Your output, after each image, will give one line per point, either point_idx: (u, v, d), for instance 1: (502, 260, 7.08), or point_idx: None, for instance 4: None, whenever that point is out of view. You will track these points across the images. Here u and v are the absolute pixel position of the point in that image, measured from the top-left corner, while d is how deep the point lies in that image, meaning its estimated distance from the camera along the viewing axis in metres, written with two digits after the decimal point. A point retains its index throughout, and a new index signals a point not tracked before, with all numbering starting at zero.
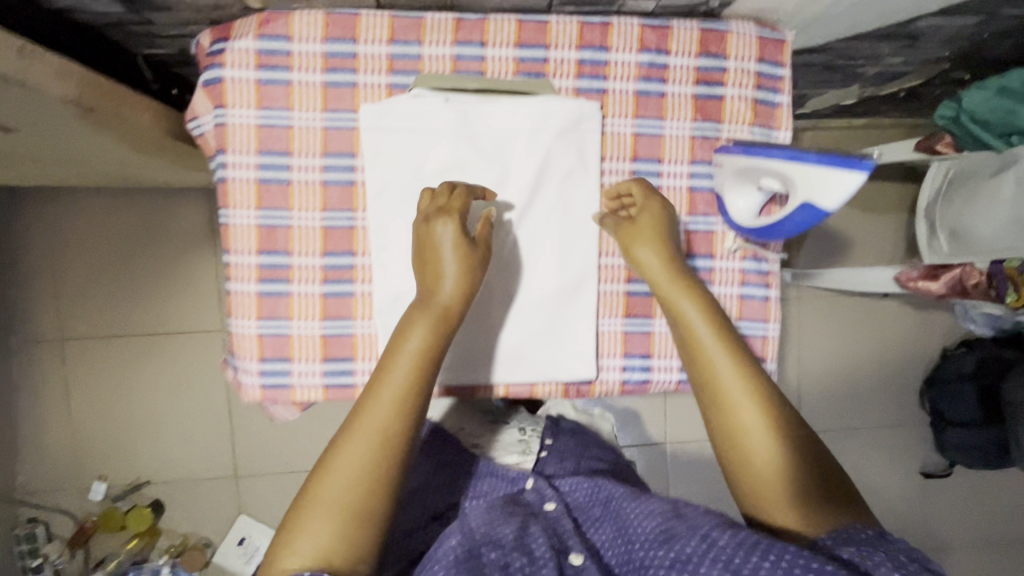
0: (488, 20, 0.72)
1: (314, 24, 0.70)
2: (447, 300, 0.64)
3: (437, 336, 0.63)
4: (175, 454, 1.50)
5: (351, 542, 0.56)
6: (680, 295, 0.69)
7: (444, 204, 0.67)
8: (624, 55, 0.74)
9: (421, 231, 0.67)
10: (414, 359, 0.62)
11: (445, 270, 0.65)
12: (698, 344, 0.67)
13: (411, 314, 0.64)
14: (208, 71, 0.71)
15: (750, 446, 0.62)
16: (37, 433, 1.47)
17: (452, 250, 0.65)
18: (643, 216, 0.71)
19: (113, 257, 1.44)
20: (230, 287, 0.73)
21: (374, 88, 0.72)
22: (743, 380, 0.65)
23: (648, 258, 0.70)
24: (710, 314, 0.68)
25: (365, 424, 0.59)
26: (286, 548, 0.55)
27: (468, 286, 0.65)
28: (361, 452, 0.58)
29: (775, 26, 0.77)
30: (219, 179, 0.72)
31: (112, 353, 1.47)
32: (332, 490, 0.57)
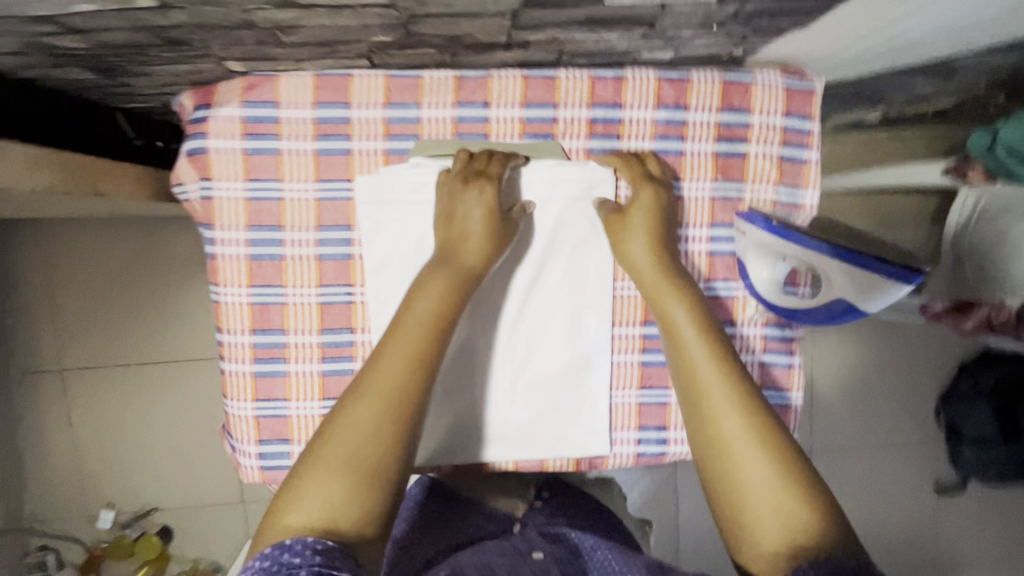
0: (492, 77, 0.67)
1: (303, 87, 0.65)
2: (471, 261, 0.60)
3: (453, 295, 0.58)
4: (187, 478, 1.35)
5: (365, 503, 0.47)
6: (667, 296, 0.61)
7: (480, 168, 0.63)
8: (639, 111, 0.68)
9: (449, 188, 0.62)
10: (431, 317, 0.56)
11: (470, 228, 0.61)
12: (682, 347, 0.59)
13: (430, 271, 0.59)
14: (192, 140, 0.66)
15: (735, 460, 0.53)
16: (40, 459, 1.31)
17: (479, 212, 0.61)
18: (634, 211, 0.65)
19: (118, 272, 1.28)
20: (224, 366, 0.70)
21: (370, 154, 0.67)
22: (730, 386, 0.56)
23: (637, 254, 0.64)
24: (697, 311, 0.60)
25: (372, 382, 0.52)
26: (292, 506, 0.47)
27: (491, 242, 0.61)
28: (370, 412, 0.50)
29: (804, 74, 0.71)
30: (209, 255, 0.68)
31: (113, 385, 1.31)
32: (344, 444, 0.49)
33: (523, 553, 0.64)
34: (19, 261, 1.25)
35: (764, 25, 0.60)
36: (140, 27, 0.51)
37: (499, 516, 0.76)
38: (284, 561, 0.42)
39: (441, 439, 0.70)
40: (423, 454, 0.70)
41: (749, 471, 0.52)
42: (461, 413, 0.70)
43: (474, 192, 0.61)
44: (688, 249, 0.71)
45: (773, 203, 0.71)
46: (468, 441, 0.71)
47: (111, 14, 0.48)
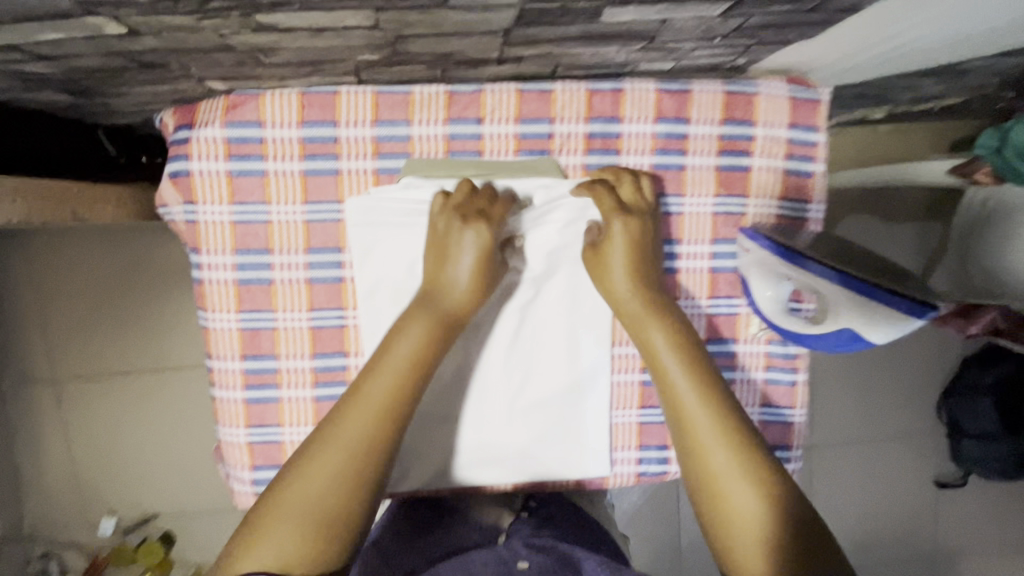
0: (485, 91, 0.64)
1: (288, 106, 0.62)
2: (453, 307, 0.58)
3: (429, 343, 0.55)
4: (187, 486, 1.26)
5: (321, 556, 0.47)
6: (649, 324, 0.59)
7: (485, 208, 0.59)
8: (639, 125, 0.66)
9: (439, 224, 0.60)
10: (404, 364, 0.54)
11: (458, 276, 0.58)
12: (665, 378, 0.58)
13: (412, 310, 0.57)
14: (174, 161, 0.63)
15: (723, 494, 0.53)
16: (38, 475, 1.24)
17: (472, 255, 0.58)
18: (609, 246, 0.61)
19: (114, 275, 1.22)
20: (215, 393, 0.68)
21: (359, 174, 0.64)
22: (716, 418, 0.55)
23: (617, 284, 0.61)
24: (679, 340, 0.58)
25: (338, 431, 0.51)
26: (247, 553, 0.46)
27: (479, 291, 0.59)
28: (335, 462, 0.49)
29: (809, 82, 0.68)
30: (196, 280, 0.66)
31: (110, 394, 1.24)
32: (301, 495, 0.48)
33: (508, 563, 0.58)
34: (11, 263, 1.20)
35: (768, 37, 0.57)
36: (112, 52, 0.49)
37: (485, 525, 0.70)
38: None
39: (437, 463, 0.69)
40: (420, 478, 0.69)
41: (729, 507, 0.52)
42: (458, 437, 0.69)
43: (473, 232, 0.58)
44: (689, 266, 0.69)
45: (776, 218, 0.69)
46: (466, 465, 0.70)
47: (81, 42, 0.46)
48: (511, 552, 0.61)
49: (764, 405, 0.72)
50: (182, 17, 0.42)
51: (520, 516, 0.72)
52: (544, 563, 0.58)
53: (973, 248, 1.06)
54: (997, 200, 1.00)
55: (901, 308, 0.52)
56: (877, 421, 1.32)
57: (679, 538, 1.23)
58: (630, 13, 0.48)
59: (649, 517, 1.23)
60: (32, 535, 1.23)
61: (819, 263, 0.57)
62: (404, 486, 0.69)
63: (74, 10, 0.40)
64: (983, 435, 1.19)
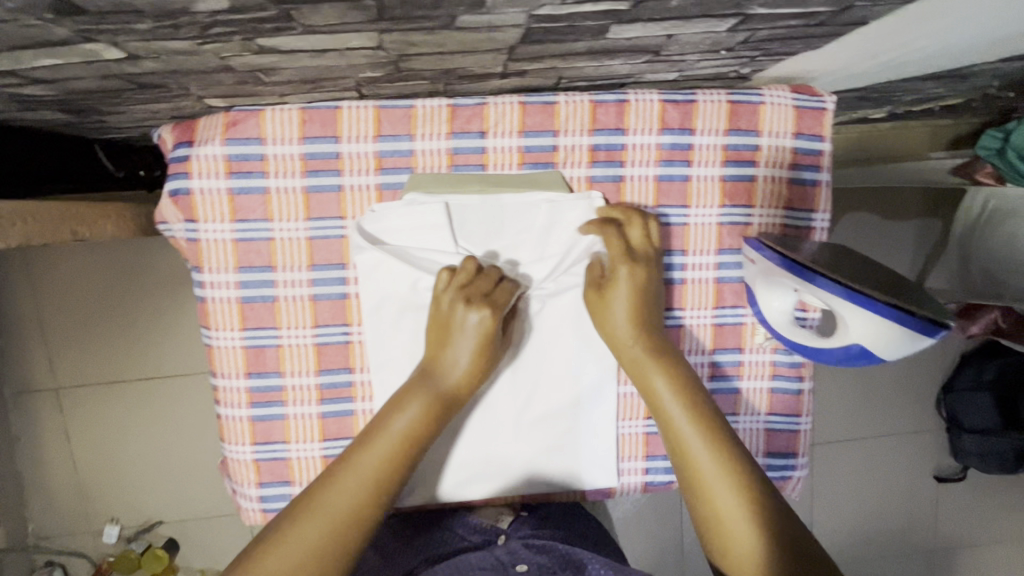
0: (488, 104, 0.63)
1: (289, 122, 0.62)
2: (452, 388, 0.58)
3: (427, 418, 0.56)
4: (190, 493, 1.25)
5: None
6: (651, 371, 0.59)
7: (488, 292, 0.60)
8: (643, 137, 0.65)
9: (441, 313, 0.60)
10: (400, 437, 0.54)
11: (459, 359, 0.58)
12: (668, 424, 0.58)
13: (407, 388, 0.57)
14: (174, 179, 0.62)
15: (730, 542, 0.53)
16: (39, 484, 1.21)
17: (470, 343, 0.58)
18: (614, 291, 0.61)
19: (111, 280, 1.17)
20: (220, 411, 0.68)
21: (362, 190, 0.64)
22: (721, 467, 0.54)
23: (620, 331, 0.61)
24: (682, 387, 0.58)
25: (328, 499, 0.51)
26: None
27: (473, 377, 0.59)
28: (319, 531, 0.49)
29: (815, 89, 0.67)
30: (199, 299, 0.66)
31: (110, 403, 1.21)
32: (279, 562, 0.47)
33: (505, 567, 0.55)
34: (2, 270, 1.15)
35: (774, 48, 0.57)
36: (110, 75, 0.48)
37: (483, 527, 0.68)
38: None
39: (445, 477, 0.69)
40: (427, 492, 0.69)
41: (736, 556, 0.52)
42: (466, 452, 0.69)
43: (476, 317, 0.58)
44: (695, 277, 0.69)
45: (782, 227, 0.69)
46: (473, 479, 0.69)
47: (78, 67, 0.45)
48: (509, 555, 0.58)
49: (771, 413, 0.72)
50: (182, 42, 0.42)
51: (519, 517, 0.71)
52: (545, 564, 0.56)
53: (975, 248, 1.06)
54: (998, 201, 1.00)
55: (912, 326, 0.53)
56: (880, 419, 1.32)
57: (681, 537, 1.24)
58: (637, 30, 0.48)
59: (651, 518, 1.23)
60: (36, 544, 1.22)
61: (828, 278, 0.57)
62: (412, 500, 0.69)
63: (73, 38, 0.39)
64: (979, 430, 1.20)
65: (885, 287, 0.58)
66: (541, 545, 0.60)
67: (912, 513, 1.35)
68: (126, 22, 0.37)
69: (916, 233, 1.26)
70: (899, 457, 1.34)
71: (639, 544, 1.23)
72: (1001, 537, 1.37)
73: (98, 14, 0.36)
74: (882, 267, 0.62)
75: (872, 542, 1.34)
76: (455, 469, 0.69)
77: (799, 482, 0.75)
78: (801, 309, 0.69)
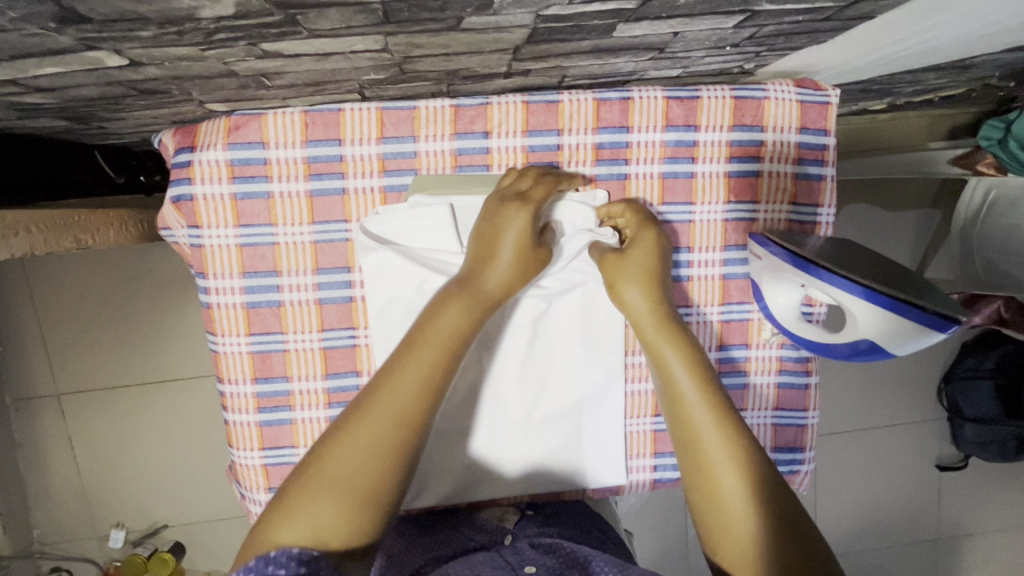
0: (492, 104, 0.63)
1: (291, 126, 0.61)
2: (494, 288, 0.56)
3: (469, 320, 0.54)
4: (193, 497, 1.24)
5: (358, 525, 0.45)
6: (660, 340, 0.58)
7: (524, 190, 0.59)
8: (647, 134, 0.65)
9: (491, 207, 0.59)
10: (443, 341, 0.52)
11: (503, 254, 0.57)
12: (675, 392, 0.57)
13: (448, 293, 0.55)
14: (176, 185, 0.62)
15: (727, 517, 0.52)
16: (44, 490, 1.21)
17: (512, 242, 0.57)
18: (632, 253, 0.61)
19: (111, 286, 1.16)
20: (227, 417, 0.68)
21: (366, 193, 0.63)
22: (725, 440, 0.54)
23: (635, 301, 0.59)
24: (692, 361, 0.57)
25: (380, 401, 0.48)
26: (281, 521, 0.44)
27: (518, 277, 0.57)
28: (374, 431, 0.47)
29: (819, 84, 0.67)
30: (203, 305, 0.65)
31: (113, 408, 1.20)
32: (339, 463, 0.46)
33: (514, 567, 0.56)
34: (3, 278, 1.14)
35: (779, 43, 0.57)
36: (111, 82, 0.47)
37: (489, 526, 0.66)
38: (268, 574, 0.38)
39: (453, 478, 0.69)
40: (437, 493, 0.69)
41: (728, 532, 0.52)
42: (474, 453, 0.69)
43: (514, 217, 0.57)
44: (700, 274, 0.69)
45: (787, 222, 0.69)
46: (482, 479, 0.70)
47: (79, 74, 0.44)
48: (518, 557, 0.58)
49: (778, 408, 0.73)
50: (186, 48, 0.41)
51: (524, 515, 0.70)
52: (552, 565, 0.55)
53: (977, 239, 1.05)
54: (1001, 191, 1.00)
55: (920, 320, 0.52)
56: (881, 410, 1.33)
57: (686, 530, 1.24)
58: (643, 28, 0.47)
59: (655, 512, 1.24)
60: (41, 551, 1.22)
61: (838, 274, 0.56)
62: (421, 502, 0.69)
63: (75, 46, 0.39)
64: (981, 418, 1.20)
65: (896, 281, 0.58)
66: (549, 545, 0.61)
67: (914, 502, 1.36)
68: (130, 29, 0.37)
69: (916, 224, 1.27)
70: (900, 447, 1.34)
71: (643, 538, 1.24)
72: (1003, 524, 1.38)
73: (101, 22, 0.35)
74: (887, 261, 0.63)
75: (874, 531, 1.36)
76: (464, 468, 0.69)
77: (806, 476, 0.75)
78: (806, 304, 0.69)
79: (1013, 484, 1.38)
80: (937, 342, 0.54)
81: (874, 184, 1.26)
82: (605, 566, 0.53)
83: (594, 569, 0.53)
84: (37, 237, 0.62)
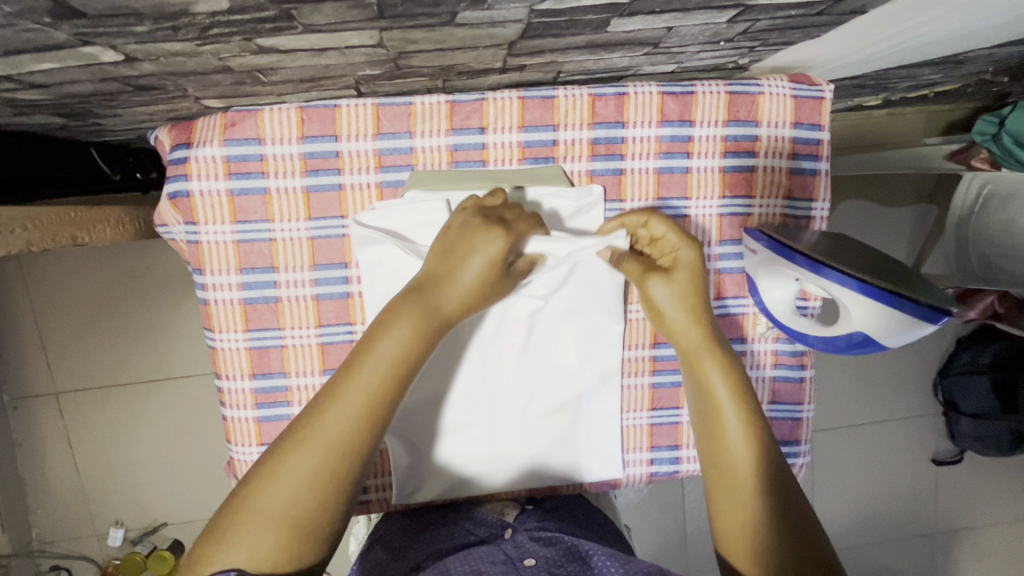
0: (488, 99, 0.63)
1: (288, 121, 0.61)
2: (450, 311, 0.53)
3: (420, 341, 0.51)
4: (193, 494, 1.24)
5: (294, 557, 0.46)
6: (706, 362, 0.59)
7: (507, 219, 0.57)
8: (643, 129, 0.65)
9: (462, 224, 0.56)
10: (393, 363, 0.49)
11: (465, 277, 0.54)
12: (715, 414, 0.58)
13: (395, 306, 0.52)
14: (172, 181, 0.62)
15: (754, 550, 0.53)
16: (42, 489, 1.21)
17: (479, 267, 0.54)
18: (683, 274, 0.60)
19: (108, 284, 1.16)
20: (225, 413, 0.68)
21: (362, 188, 0.64)
22: (757, 470, 0.56)
23: (676, 319, 0.60)
24: (735, 383, 0.58)
25: (316, 432, 0.47)
26: (215, 552, 0.44)
27: (475, 301, 0.55)
28: (309, 466, 0.46)
29: (813, 78, 0.67)
30: (201, 302, 0.65)
31: (111, 407, 1.20)
32: (273, 498, 0.45)
33: (514, 561, 0.57)
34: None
35: (773, 37, 0.57)
36: (107, 78, 0.47)
37: (489, 519, 0.67)
38: None
39: (453, 472, 0.69)
40: (436, 487, 0.69)
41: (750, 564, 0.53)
42: (473, 447, 0.69)
43: (491, 240, 0.54)
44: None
45: (782, 217, 0.69)
46: (479, 475, 0.70)
47: (75, 70, 0.45)
48: (518, 551, 0.59)
49: (773, 402, 0.73)
50: (180, 43, 0.41)
51: (524, 510, 0.71)
52: (552, 558, 0.57)
53: (973, 233, 1.06)
54: (994, 185, 1.02)
55: (913, 312, 0.52)
56: (878, 405, 1.34)
57: (682, 523, 1.25)
58: (637, 23, 0.47)
59: (654, 507, 1.24)
60: (40, 550, 1.22)
61: (836, 270, 0.57)
62: (420, 496, 0.69)
63: (70, 42, 0.39)
64: (977, 412, 1.21)
65: (886, 276, 0.57)
66: (549, 538, 0.61)
67: (910, 496, 1.36)
68: (125, 25, 0.37)
69: (912, 220, 1.27)
70: (897, 442, 1.35)
71: (643, 533, 1.25)
72: (999, 518, 1.39)
73: (97, 17, 0.36)
74: (880, 254, 0.63)
75: (871, 525, 1.36)
76: (464, 463, 0.69)
77: (802, 469, 0.75)
78: (801, 298, 0.70)
79: (1009, 477, 1.39)
80: (928, 334, 0.54)
81: (870, 180, 1.26)
82: (605, 561, 0.54)
83: (596, 564, 0.55)
84: (34, 234, 0.62)
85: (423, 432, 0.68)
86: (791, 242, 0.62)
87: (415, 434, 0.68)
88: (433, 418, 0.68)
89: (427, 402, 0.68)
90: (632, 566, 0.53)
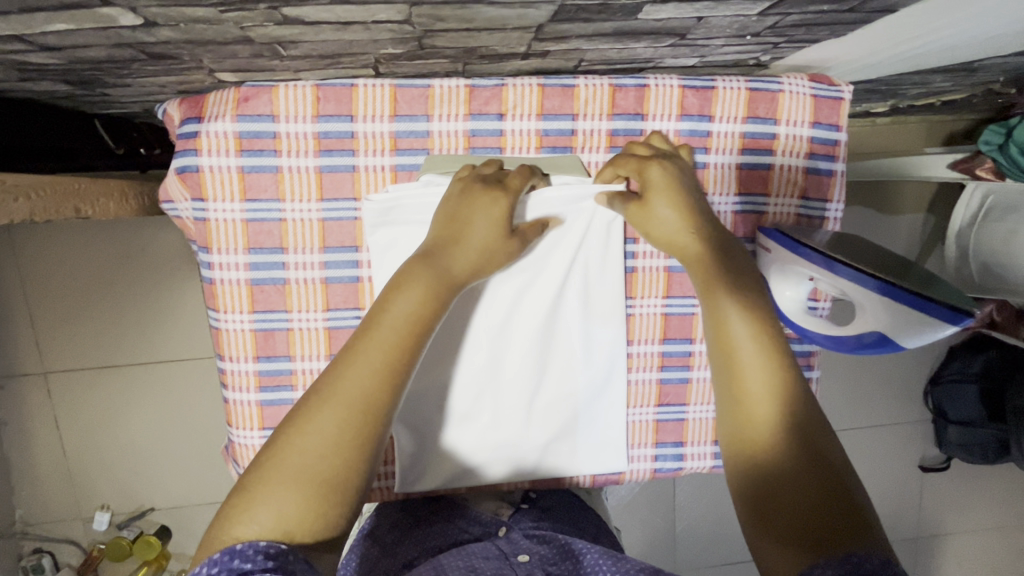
0: (508, 86, 0.62)
1: (302, 99, 0.60)
2: (460, 273, 0.53)
3: (434, 302, 0.51)
4: (181, 477, 1.23)
5: (323, 517, 0.43)
6: (708, 274, 0.56)
7: (500, 178, 0.58)
8: (662, 122, 0.65)
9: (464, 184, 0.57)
10: (410, 322, 0.49)
11: (471, 238, 0.55)
12: (721, 328, 0.54)
13: (411, 269, 0.52)
14: (181, 156, 0.60)
15: (761, 463, 0.49)
16: (27, 471, 1.18)
17: (484, 229, 0.55)
18: (654, 196, 0.57)
19: (102, 264, 1.13)
20: (228, 396, 0.66)
21: (376, 170, 0.63)
22: (767, 376, 0.51)
23: (672, 233, 0.57)
24: (738, 291, 0.55)
25: (342, 387, 0.46)
26: (238, 516, 0.42)
27: (485, 261, 0.55)
28: (335, 421, 0.45)
29: (833, 79, 0.67)
30: (205, 280, 0.64)
31: (100, 389, 1.18)
32: (300, 455, 0.44)
33: (507, 557, 0.56)
34: None
35: (799, 34, 0.57)
36: (121, 43, 0.46)
37: (484, 518, 0.67)
38: (234, 567, 0.37)
39: (452, 464, 0.68)
40: (436, 479, 0.68)
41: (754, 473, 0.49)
42: (475, 439, 0.68)
43: (490, 203, 0.55)
44: (646, 266, 0.69)
45: (796, 217, 0.69)
46: (477, 468, 0.69)
47: (89, 33, 0.43)
48: (512, 547, 0.59)
49: None
50: (204, 9, 0.40)
51: (519, 509, 0.71)
52: (546, 555, 0.56)
53: (975, 241, 1.07)
54: (1000, 196, 1.02)
55: (932, 312, 0.52)
56: (870, 410, 1.35)
57: (672, 522, 1.25)
58: (669, 10, 0.47)
59: (644, 505, 1.24)
60: (24, 531, 1.19)
61: (851, 267, 0.57)
62: (421, 486, 0.68)
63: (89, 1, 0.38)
64: (967, 421, 1.22)
65: (899, 273, 0.58)
66: (543, 535, 0.61)
67: (896, 502, 1.38)
68: None
69: (911, 228, 1.28)
70: (886, 448, 1.36)
71: (632, 531, 1.24)
72: (980, 525, 1.41)
73: None
74: (892, 253, 0.63)
75: None
76: (466, 452, 0.68)
77: None
78: (811, 298, 0.69)
79: (992, 486, 1.40)
80: (944, 336, 0.54)
81: (873, 186, 1.27)
82: (598, 559, 0.54)
83: (590, 565, 0.54)
84: (37, 204, 0.61)
85: (426, 421, 0.67)
86: (807, 240, 0.62)
87: (418, 423, 0.67)
88: (437, 407, 0.67)
89: (432, 390, 0.67)
90: (625, 565, 0.53)
